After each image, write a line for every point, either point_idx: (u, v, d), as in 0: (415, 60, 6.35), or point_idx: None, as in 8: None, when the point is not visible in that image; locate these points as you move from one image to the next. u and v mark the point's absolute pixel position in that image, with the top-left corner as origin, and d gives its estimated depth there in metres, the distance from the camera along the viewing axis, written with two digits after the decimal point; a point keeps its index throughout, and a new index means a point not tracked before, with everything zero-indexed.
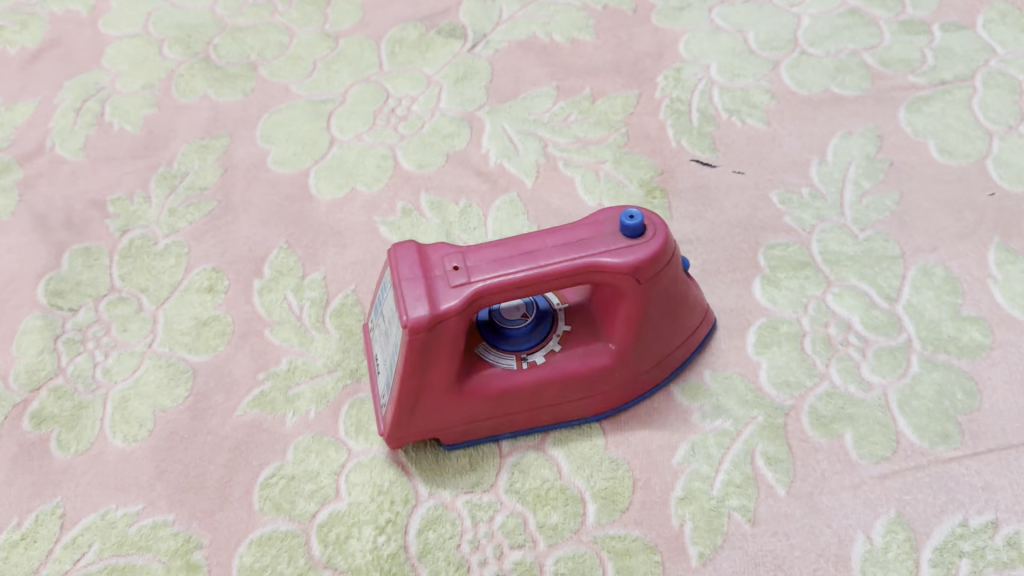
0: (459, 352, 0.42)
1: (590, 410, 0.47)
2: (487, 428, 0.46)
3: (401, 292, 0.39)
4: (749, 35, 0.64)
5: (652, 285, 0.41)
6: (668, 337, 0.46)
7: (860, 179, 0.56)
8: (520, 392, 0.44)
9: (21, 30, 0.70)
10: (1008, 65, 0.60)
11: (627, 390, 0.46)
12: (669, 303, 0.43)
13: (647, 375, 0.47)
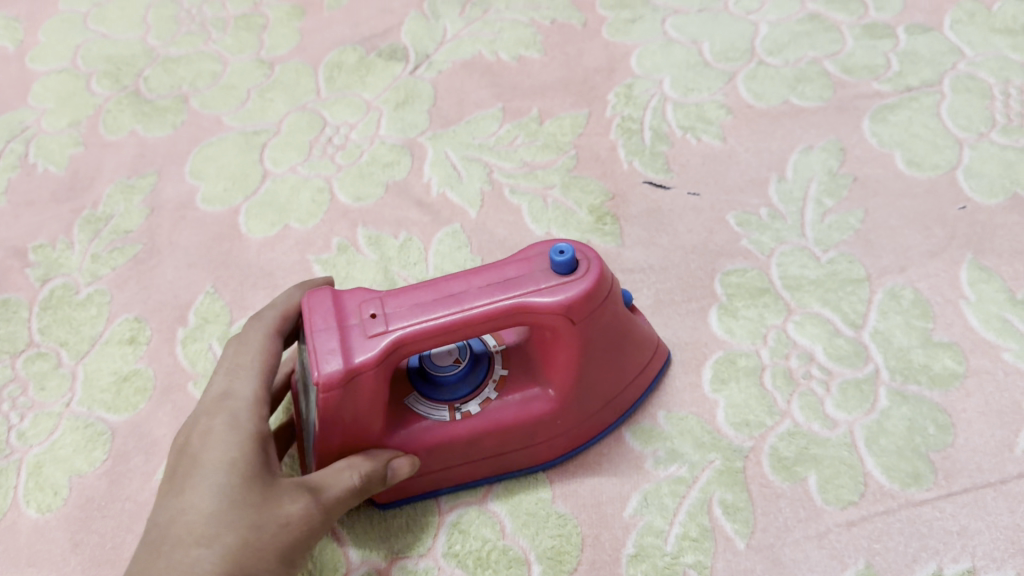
0: (381, 407, 0.38)
1: (533, 460, 0.43)
2: (423, 484, 0.42)
3: (312, 344, 0.36)
4: (703, 46, 0.61)
5: (591, 325, 0.38)
6: (614, 379, 0.42)
7: (822, 196, 0.52)
8: (453, 446, 0.41)
9: None
10: (977, 68, 0.57)
11: (572, 438, 0.43)
12: (612, 341, 0.40)
13: (593, 420, 0.43)
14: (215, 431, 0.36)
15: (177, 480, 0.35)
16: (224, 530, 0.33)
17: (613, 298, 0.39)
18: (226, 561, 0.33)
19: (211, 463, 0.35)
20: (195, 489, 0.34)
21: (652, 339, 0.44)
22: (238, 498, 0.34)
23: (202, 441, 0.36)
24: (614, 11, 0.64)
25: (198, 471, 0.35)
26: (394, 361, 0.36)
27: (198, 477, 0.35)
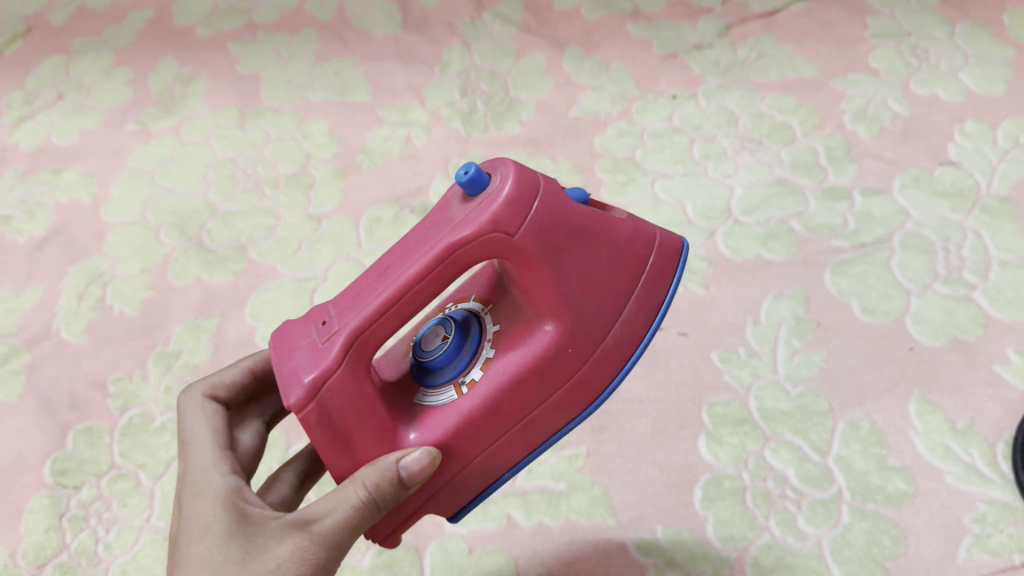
0: (374, 408, 0.39)
1: (567, 410, 0.41)
2: (468, 477, 0.42)
3: (284, 375, 0.39)
4: (687, 206, 0.71)
5: (541, 235, 0.38)
6: (616, 280, 0.40)
7: (791, 338, 0.61)
8: (475, 429, 0.40)
9: (28, 218, 0.76)
10: (921, 225, 0.67)
11: (607, 363, 0.41)
12: (586, 239, 0.39)
13: (613, 338, 0.41)
14: (191, 506, 0.41)
15: (177, 547, 0.41)
16: None
17: (554, 202, 0.38)
18: None
19: (198, 528, 0.40)
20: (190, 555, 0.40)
21: (651, 227, 0.42)
22: (223, 554, 0.39)
23: (191, 508, 0.41)
24: (611, 174, 0.75)
25: (190, 536, 0.40)
26: (363, 357, 0.38)
27: (191, 542, 0.40)
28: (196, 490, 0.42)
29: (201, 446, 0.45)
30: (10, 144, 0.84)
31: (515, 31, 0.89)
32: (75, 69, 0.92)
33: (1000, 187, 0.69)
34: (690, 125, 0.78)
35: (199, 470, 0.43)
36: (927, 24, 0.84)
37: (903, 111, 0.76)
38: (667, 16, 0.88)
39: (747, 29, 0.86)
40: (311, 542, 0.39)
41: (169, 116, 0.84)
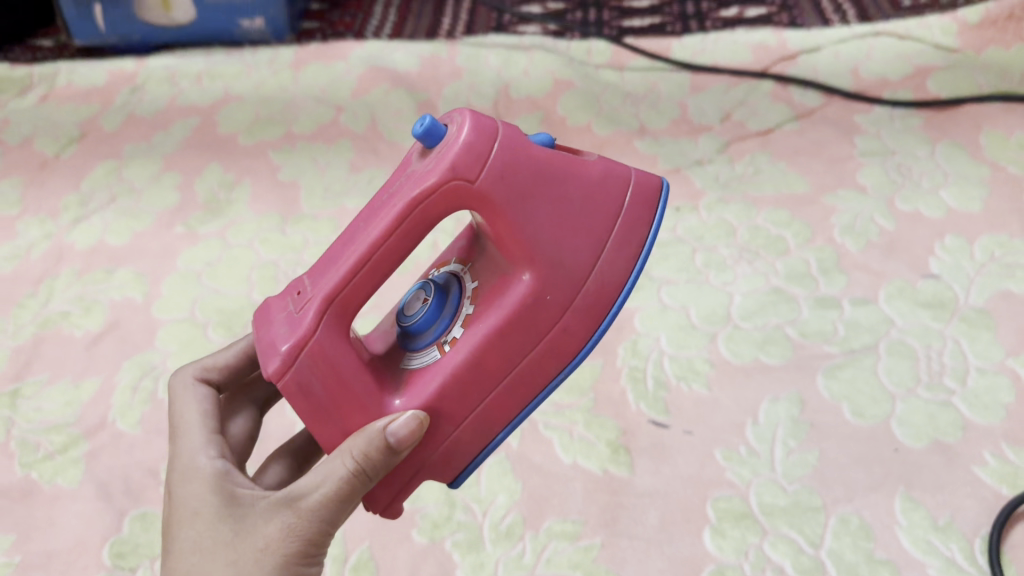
0: (347, 364, 0.47)
1: (553, 354, 0.48)
2: (465, 421, 0.49)
3: (268, 343, 0.47)
4: (691, 311, 0.78)
5: (506, 190, 0.45)
6: (586, 226, 0.47)
7: (787, 438, 0.67)
8: (467, 376, 0.47)
9: (85, 314, 0.83)
10: (906, 334, 0.73)
11: (591, 308, 0.48)
12: (553, 187, 0.46)
13: (588, 284, 0.47)
14: (187, 487, 0.49)
15: (173, 524, 0.49)
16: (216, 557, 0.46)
17: (517, 149, 0.45)
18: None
19: (193, 507, 0.48)
20: (187, 534, 0.48)
21: (621, 175, 0.49)
22: (219, 530, 0.47)
23: (184, 491, 0.49)
24: None
25: (187, 513, 0.48)
26: (337, 320, 0.46)
27: (186, 521, 0.48)
28: (188, 474, 0.50)
29: (186, 436, 0.53)
30: (67, 242, 0.92)
31: None
32: (127, 173, 1.00)
33: (977, 298, 0.75)
34: (692, 236, 0.85)
35: (187, 460, 0.51)
36: (910, 143, 0.92)
37: (889, 225, 0.83)
38: (671, 133, 0.99)
39: (744, 146, 0.95)
40: (297, 520, 0.47)
41: (215, 220, 0.92)
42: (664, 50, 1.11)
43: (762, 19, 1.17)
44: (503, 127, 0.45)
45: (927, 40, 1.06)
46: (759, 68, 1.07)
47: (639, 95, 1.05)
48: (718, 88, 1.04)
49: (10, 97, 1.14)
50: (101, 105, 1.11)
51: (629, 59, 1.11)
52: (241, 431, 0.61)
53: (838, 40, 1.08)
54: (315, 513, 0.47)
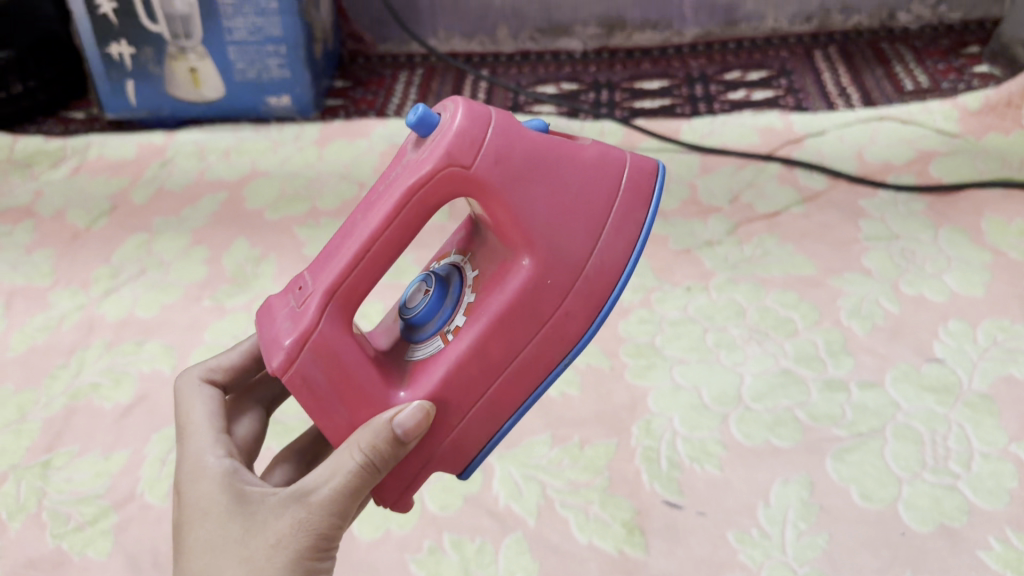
0: (349, 355, 0.54)
1: (554, 338, 0.54)
2: (475, 403, 0.55)
3: (275, 340, 0.54)
4: (702, 391, 0.80)
5: (501, 178, 0.51)
6: (580, 214, 0.53)
7: (797, 520, 0.69)
8: (474, 351, 0.54)
9: (115, 386, 0.86)
10: (911, 418, 0.76)
11: (588, 291, 0.54)
12: (547, 175, 0.52)
13: (584, 270, 0.54)
14: (201, 487, 0.54)
15: (186, 524, 0.54)
16: (230, 550, 0.51)
17: (512, 140, 0.51)
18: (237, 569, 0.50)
19: (206, 507, 0.53)
20: (201, 533, 0.52)
21: (612, 162, 0.55)
22: (232, 527, 0.52)
23: (196, 492, 0.54)
24: (634, 358, 0.84)
25: (200, 511, 0.53)
26: (336, 313, 0.53)
27: (200, 520, 0.53)
28: (199, 475, 0.55)
29: (193, 444, 0.58)
30: (98, 314, 0.95)
31: None
32: (156, 246, 1.04)
33: (980, 384, 0.78)
34: (703, 315, 0.88)
35: (196, 466, 0.56)
36: (913, 228, 0.95)
37: (894, 309, 0.86)
38: (681, 214, 1.02)
39: (752, 228, 0.99)
40: (307, 513, 0.51)
41: (241, 293, 0.95)
42: (674, 132, 1.16)
43: (768, 101, 1.24)
44: (499, 116, 0.52)
45: (929, 124, 1.10)
46: (766, 151, 1.10)
47: None
48: (726, 170, 1.08)
49: (44, 169, 1.18)
50: (131, 178, 1.16)
51: (640, 140, 1.15)
52: (246, 430, 0.66)
53: (842, 124, 1.12)
54: (323, 505, 0.51)
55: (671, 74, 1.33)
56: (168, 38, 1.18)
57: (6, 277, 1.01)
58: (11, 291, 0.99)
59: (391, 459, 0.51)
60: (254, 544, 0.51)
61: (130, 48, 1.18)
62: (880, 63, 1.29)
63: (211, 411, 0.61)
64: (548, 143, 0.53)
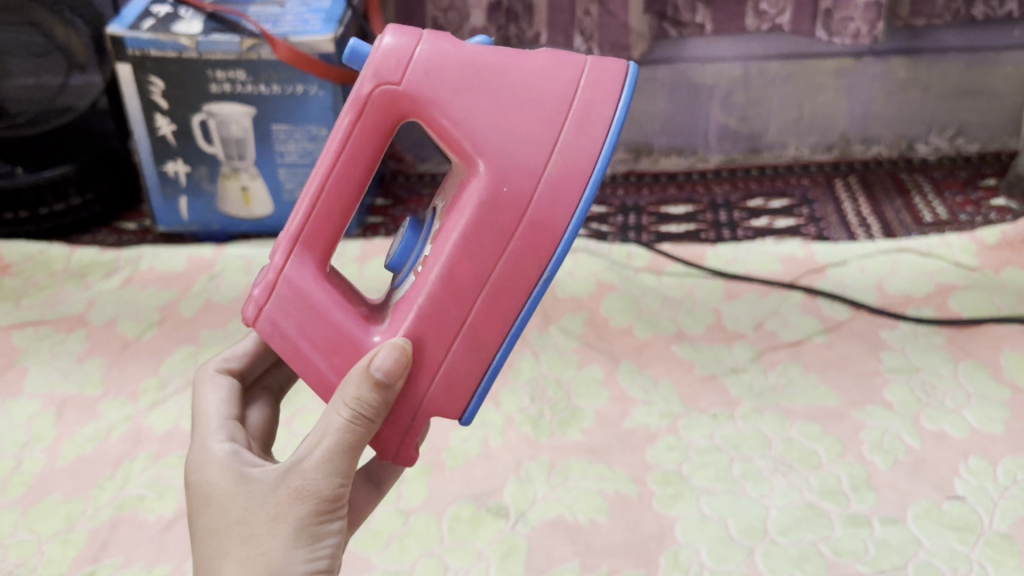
0: (310, 291, 0.65)
1: (523, 246, 0.62)
2: (455, 317, 0.64)
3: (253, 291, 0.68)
4: (729, 522, 0.82)
5: (436, 93, 0.61)
6: (527, 121, 0.62)
7: None
8: (448, 267, 0.63)
9: (159, 499, 0.90)
10: (933, 556, 0.77)
11: (551, 197, 0.61)
12: (489, 91, 0.62)
13: (541, 179, 0.61)
14: (206, 471, 0.64)
15: (199, 505, 0.63)
16: (243, 522, 0.60)
17: (443, 58, 0.62)
18: (252, 536, 0.60)
19: (217, 486, 0.62)
20: (215, 515, 0.62)
21: (558, 69, 0.63)
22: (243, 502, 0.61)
23: (205, 475, 0.64)
24: (661, 486, 0.86)
25: (212, 489, 0.63)
26: (302, 259, 0.66)
27: (213, 499, 0.62)
28: (205, 459, 0.65)
29: (196, 438, 0.68)
30: (145, 426, 0.99)
31: (577, 343, 1.05)
32: (203, 359, 1.09)
33: (1001, 523, 0.80)
34: (729, 444, 0.91)
35: (200, 456, 0.65)
36: (934, 361, 0.99)
37: (915, 444, 0.88)
38: (707, 339, 1.06)
39: (775, 356, 1.02)
40: (302, 481, 0.60)
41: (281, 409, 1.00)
42: (699, 258, 1.19)
43: (790, 230, 1.29)
44: (437, 40, 0.62)
45: (948, 257, 1.14)
46: (789, 280, 1.14)
47: (676, 300, 1.12)
48: (750, 297, 1.12)
49: (97, 278, 1.23)
50: (180, 290, 1.21)
51: (666, 264, 1.18)
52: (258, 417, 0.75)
53: (863, 255, 1.16)
54: (315, 470, 0.60)
55: (695, 200, 1.38)
56: (222, 158, 1.25)
57: (59, 386, 1.06)
58: (62, 400, 1.03)
59: (372, 407, 0.61)
60: (263, 516, 0.60)
61: (186, 166, 1.25)
62: (900, 193, 1.35)
63: (211, 405, 0.71)
64: (485, 57, 0.62)
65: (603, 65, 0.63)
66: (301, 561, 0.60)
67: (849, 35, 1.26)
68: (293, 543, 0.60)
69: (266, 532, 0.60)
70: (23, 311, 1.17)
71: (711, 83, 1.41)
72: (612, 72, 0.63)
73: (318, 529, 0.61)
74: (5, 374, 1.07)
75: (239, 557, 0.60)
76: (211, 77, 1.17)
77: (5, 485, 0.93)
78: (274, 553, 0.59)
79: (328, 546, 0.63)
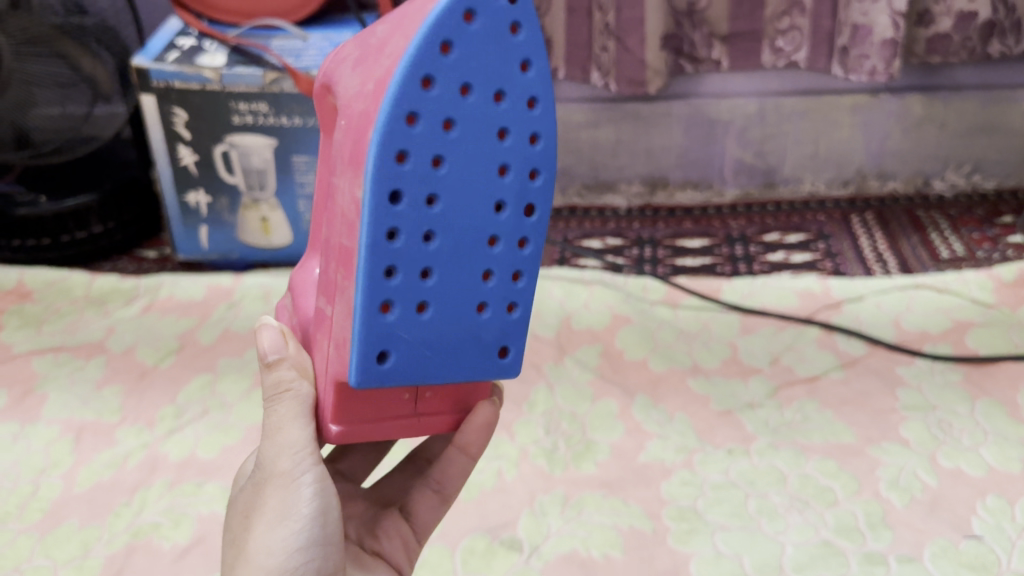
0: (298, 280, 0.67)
1: (353, 182, 0.52)
2: (332, 281, 0.56)
3: None
4: (744, 559, 0.82)
5: (330, 67, 0.60)
6: (370, 57, 0.54)
7: None
8: (325, 226, 0.57)
9: (175, 527, 0.91)
10: None
11: (365, 115, 0.51)
12: (360, 41, 0.57)
13: (365, 104, 0.52)
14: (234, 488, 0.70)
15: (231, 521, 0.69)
16: (241, 522, 0.65)
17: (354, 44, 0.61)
18: (243, 533, 0.64)
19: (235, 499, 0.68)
20: (230, 526, 0.68)
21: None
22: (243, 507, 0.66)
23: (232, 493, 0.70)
24: (676, 521, 0.86)
25: (234, 503, 0.69)
26: None
27: (232, 511, 0.68)
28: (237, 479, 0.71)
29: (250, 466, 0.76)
30: (161, 453, 1.00)
31: (591, 376, 1.05)
32: (220, 387, 1.10)
33: (1020, 563, 0.79)
34: (745, 480, 0.90)
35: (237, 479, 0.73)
36: (951, 399, 0.98)
37: (932, 482, 0.88)
38: (722, 373, 1.06)
39: (792, 392, 1.02)
40: (262, 469, 0.63)
41: None
42: (715, 291, 1.19)
43: (807, 264, 1.29)
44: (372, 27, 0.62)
45: (965, 294, 1.14)
46: (805, 315, 1.14)
47: (692, 334, 1.12)
48: (766, 331, 1.12)
49: (117, 305, 1.25)
50: (199, 318, 1.22)
51: (682, 297, 1.18)
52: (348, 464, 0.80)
53: (879, 290, 1.16)
54: (267, 455, 0.62)
55: (711, 233, 1.39)
56: (243, 189, 1.26)
57: (77, 412, 1.06)
58: (81, 426, 1.04)
59: (282, 382, 0.60)
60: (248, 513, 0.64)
61: (207, 197, 1.27)
62: (916, 230, 1.35)
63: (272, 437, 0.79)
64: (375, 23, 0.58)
65: None
66: (276, 542, 0.62)
67: (864, 72, 1.26)
68: (264, 526, 0.62)
69: (249, 527, 0.63)
70: (43, 337, 1.19)
71: (727, 119, 1.42)
72: None
73: (286, 507, 0.62)
74: (24, 400, 1.08)
75: (234, 555, 0.64)
76: (234, 109, 1.19)
77: (22, 510, 0.93)
78: (252, 540, 0.62)
79: (308, 517, 0.62)
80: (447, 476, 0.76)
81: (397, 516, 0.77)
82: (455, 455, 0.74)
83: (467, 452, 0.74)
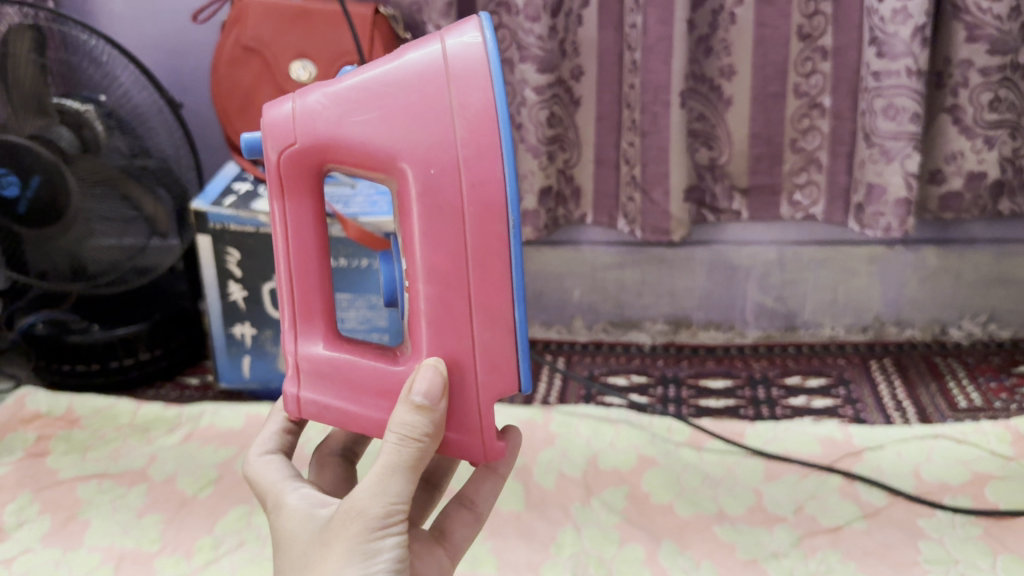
0: (321, 376, 0.81)
1: (477, 237, 0.70)
2: (466, 316, 0.73)
3: (296, 406, 0.82)
4: None
5: (338, 132, 0.73)
6: (423, 126, 0.70)
7: None
8: (422, 268, 0.73)
9: None
10: None
11: (482, 180, 0.69)
12: (366, 103, 0.71)
13: (467, 176, 0.69)
14: (284, 513, 0.73)
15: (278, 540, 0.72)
16: (308, 550, 0.69)
17: (312, 114, 0.73)
18: (310, 559, 0.68)
19: (291, 525, 0.72)
20: (290, 549, 0.71)
21: (426, 63, 0.69)
22: (311, 535, 0.70)
23: (280, 518, 0.73)
24: None
25: (287, 528, 0.72)
26: (307, 338, 0.82)
27: (286, 535, 0.72)
28: (283, 506, 0.74)
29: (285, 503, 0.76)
30: None
31: (618, 519, 1.08)
32: (256, 519, 1.13)
33: None
34: None
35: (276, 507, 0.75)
36: (973, 553, 1.00)
37: None
38: (748, 521, 1.08)
39: (815, 541, 1.04)
40: (355, 504, 0.67)
41: None
42: (738, 435, 1.22)
43: (828, 409, 1.33)
44: (315, 86, 0.75)
45: (985, 446, 1.16)
46: (827, 462, 1.16)
47: (717, 478, 1.15)
48: (790, 478, 1.14)
49: (160, 433, 1.29)
50: (238, 448, 1.26)
51: (705, 440, 1.21)
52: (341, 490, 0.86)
53: (899, 439, 1.19)
54: (366, 494, 0.66)
55: (734, 374, 1.43)
56: None
57: (118, 541, 1.10)
58: (120, 555, 1.08)
59: (419, 430, 0.67)
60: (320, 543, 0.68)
61: (252, 329, 1.34)
62: (934, 378, 1.38)
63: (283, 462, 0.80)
64: (354, 87, 0.72)
65: (466, 50, 0.68)
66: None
67: (879, 228, 1.31)
68: (345, 559, 0.66)
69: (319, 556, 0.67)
70: (88, 463, 1.23)
71: (748, 265, 1.48)
72: (470, 54, 0.68)
73: (371, 546, 0.67)
74: (68, 525, 1.12)
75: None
76: None
77: None
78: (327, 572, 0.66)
79: (387, 561, 0.68)
80: (478, 495, 0.85)
81: (433, 538, 0.83)
82: (486, 473, 0.85)
83: (497, 471, 0.86)
